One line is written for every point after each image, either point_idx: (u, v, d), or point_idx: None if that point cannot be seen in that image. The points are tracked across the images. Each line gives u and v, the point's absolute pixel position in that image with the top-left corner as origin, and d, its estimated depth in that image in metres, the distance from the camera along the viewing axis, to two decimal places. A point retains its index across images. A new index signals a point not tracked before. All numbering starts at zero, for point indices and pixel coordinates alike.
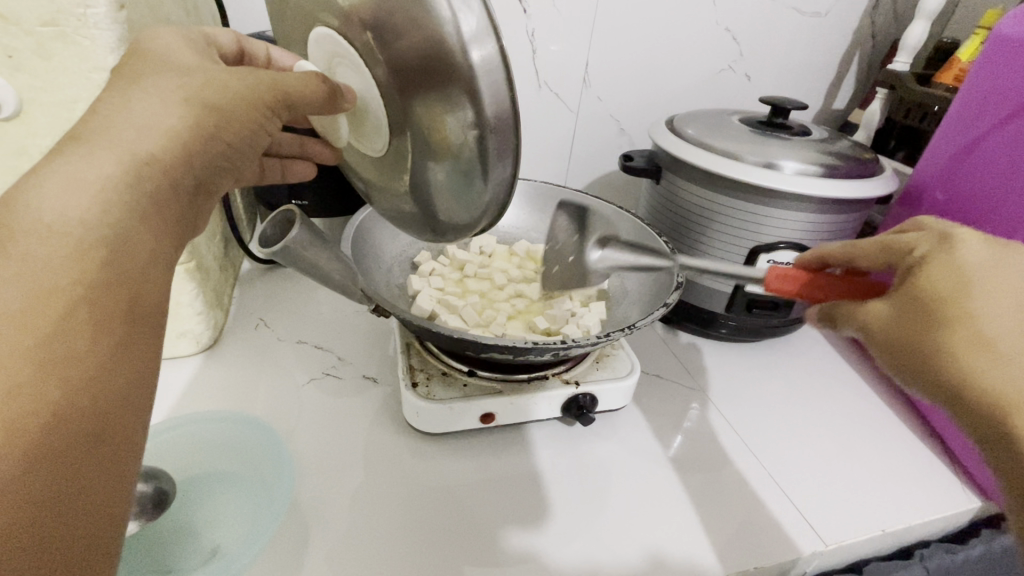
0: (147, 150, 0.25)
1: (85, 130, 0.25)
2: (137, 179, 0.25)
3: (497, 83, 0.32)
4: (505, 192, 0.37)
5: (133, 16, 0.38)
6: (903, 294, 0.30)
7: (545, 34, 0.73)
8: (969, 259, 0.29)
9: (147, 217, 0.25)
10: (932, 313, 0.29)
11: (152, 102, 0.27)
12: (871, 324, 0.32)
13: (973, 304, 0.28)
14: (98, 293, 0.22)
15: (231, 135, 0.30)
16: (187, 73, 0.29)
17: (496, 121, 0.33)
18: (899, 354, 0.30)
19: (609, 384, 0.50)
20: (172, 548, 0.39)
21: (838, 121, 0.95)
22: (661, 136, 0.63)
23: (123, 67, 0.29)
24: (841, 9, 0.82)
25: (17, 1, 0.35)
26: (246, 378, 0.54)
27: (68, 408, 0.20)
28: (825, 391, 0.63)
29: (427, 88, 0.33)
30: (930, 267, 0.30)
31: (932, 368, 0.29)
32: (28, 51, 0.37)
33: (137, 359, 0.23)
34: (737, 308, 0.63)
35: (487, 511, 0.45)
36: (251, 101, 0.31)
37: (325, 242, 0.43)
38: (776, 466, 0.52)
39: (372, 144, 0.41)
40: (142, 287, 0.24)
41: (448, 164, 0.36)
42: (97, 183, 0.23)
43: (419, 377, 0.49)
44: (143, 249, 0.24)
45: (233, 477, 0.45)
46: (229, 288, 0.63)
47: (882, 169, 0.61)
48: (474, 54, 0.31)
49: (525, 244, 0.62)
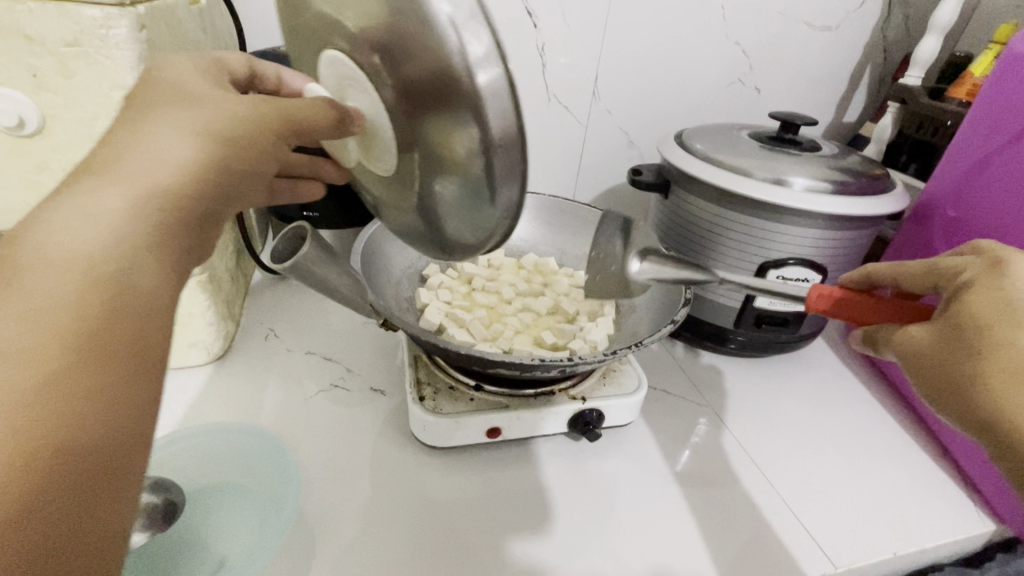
0: (157, 181, 0.25)
1: (97, 163, 0.25)
2: (145, 211, 0.24)
3: (505, 108, 0.32)
4: (514, 212, 0.36)
5: (153, 35, 0.39)
6: (946, 320, 0.31)
7: (554, 47, 0.74)
8: (1016, 287, 0.29)
9: (155, 252, 0.24)
10: (967, 340, 0.29)
11: (166, 134, 0.27)
12: (910, 348, 0.33)
13: (1007, 333, 0.28)
14: (99, 328, 0.21)
15: (246, 164, 0.30)
16: (197, 106, 0.30)
17: (505, 147, 0.33)
18: (934, 377, 0.31)
19: (616, 400, 0.50)
20: (178, 561, 0.39)
21: (848, 134, 0.94)
22: (669, 151, 0.63)
23: (134, 101, 0.29)
24: (851, 23, 0.82)
25: (43, 23, 0.36)
26: (255, 389, 0.55)
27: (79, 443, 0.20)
28: (835, 409, 0.63)
29: (437, 109, 0.33)
30: (975, 293, 0.30)
31: (960, 394, 0.29)
32: (53, 70, 0.37)
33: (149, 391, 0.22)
34: (746, 323, 0.62)
35: (491, 525, 0.45)
36: (258, 129, 0.31)
37: (336, 257, 0.43)
38: (784, 485, 0.52)
39: (381, 166, 0.41)
40: (150, 323, 0.23)
41: (455, 177, 0.35)
42: (106, 219, 0.23)
43: (426, 391, 0.49)
44: (149, 282, 0.24)
45: (239, 489, 0.45)
46: (240, 299, 0.63)
47: (893, 185, 0.61)
48: (480, 77, 0.31)
49: (533, 257, 0.63)
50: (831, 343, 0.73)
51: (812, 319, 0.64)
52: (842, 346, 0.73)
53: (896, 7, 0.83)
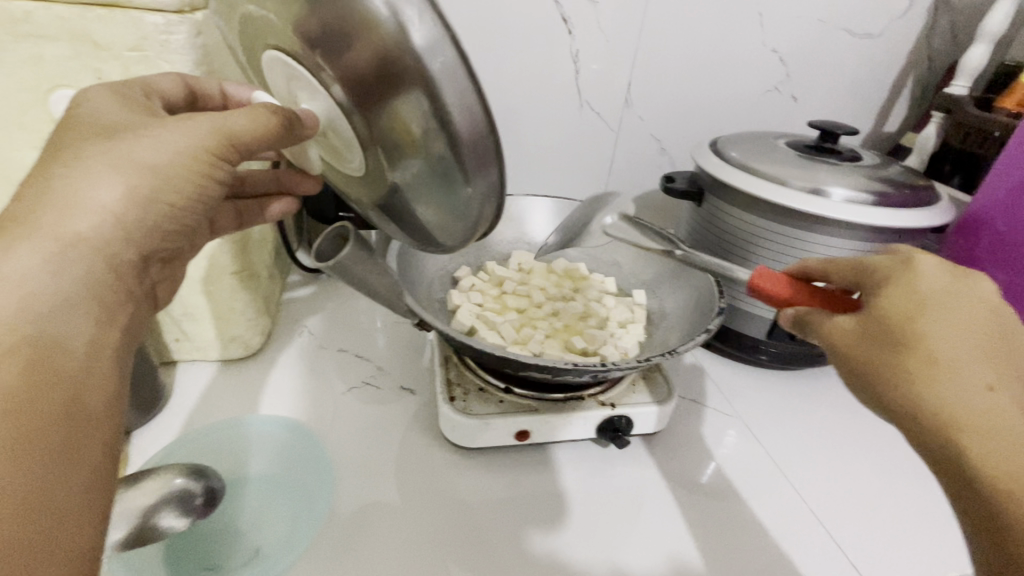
0: (76, 231, 0.28)
1: (16, 217, 0.28)
2: (65, 263, 0.28)
3: (460, 84, 0.30)
4: (494, 196, 0.34)
5: (208, 41, 0.41)
6: (866, 312, 0.32)
7: (587, 54, 0.74)
8: (924, 285, 0.30)
9: (82, 304, 0.28)
10: (889, 332, 0.30)
11: (85, 180, 0.29)
12: (836, 335, 0.33)
13: (923, 326, 0.29)
14: (21, 395, 0.24)
15: (172, 195, 0.32)
16: (116, 140, 0.31)
17: (469, 126, 0.31)
18: (858, 367, 0.32)
19: (645, 408, 0.50)
20: (216, 547, 0.41)
21: (889, 144, 0.92)
22: (703, 158, 0.63)
23: (52, 146, 0.31)
24: (894, 31, 0.80)
25: (109, 28, 0.37)
26: (290, 384, 0.56)
27: (24, 494, 0.23)
28: (870, 426, 0.61)
29: (388, 95, 0.31)
30: (893, 288, 0.31)
31: (884, 384, 0.30)
32: (115, 73, 0.39)
33: (90, 437, 0.26)
34: (779, 335, 0.62)
35: (511, 522, 0.46)
36: (187, 156, 0.32)
37: (374, 258, 0.44)
38: (816, 503, 0.51)
39: (352, 163, 0.40)
40: (79, 380, 0.27)
41: (419, 159, 0.33)
42: (24, 281, 0.26)
43: (456, 392, 0.50)
44: (76, 337, 0.27)
45: (265, 479, 0.46)
46: (277, 296, 0.65)
47: (938, 197, 0.59)
48: (427, 56, 0.29)
49: (563, 262, 0.63)
50: None
51: None
52: None
53: (942, 15, 0.80)
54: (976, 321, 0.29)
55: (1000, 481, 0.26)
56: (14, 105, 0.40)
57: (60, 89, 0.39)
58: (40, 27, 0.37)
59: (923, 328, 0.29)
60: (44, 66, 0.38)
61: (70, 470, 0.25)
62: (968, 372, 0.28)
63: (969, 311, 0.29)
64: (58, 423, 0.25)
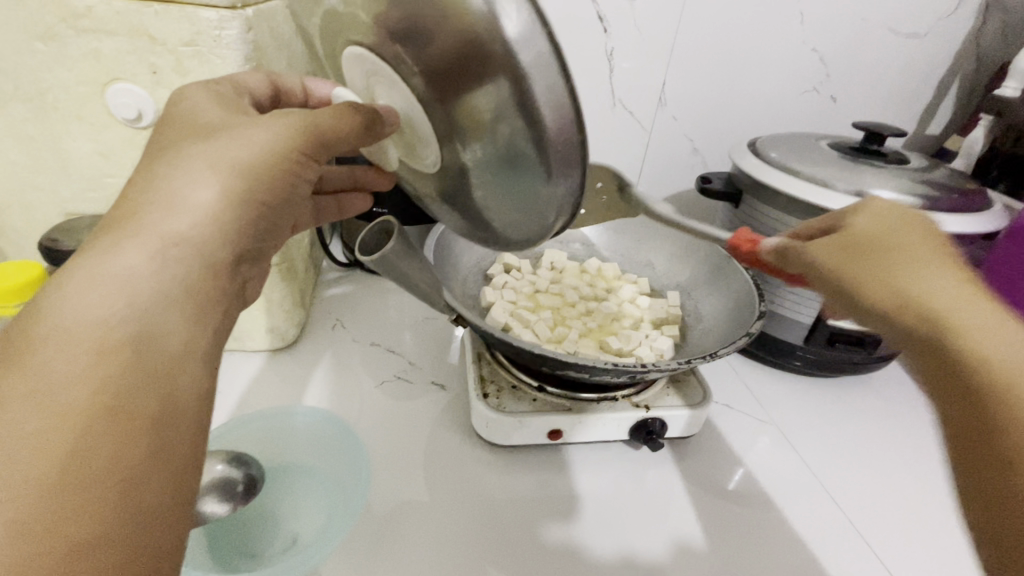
0: (177, 231, 0.28)
1: (120, 213, 0.28)
2: (166, 262, 0.27)
3: (551, 79, 0.28)
4: (572, 201, 0.32)
5: (258, 36, 0.41)
6: (836, 239, 0.34)
7: (621, 52, 0.73)
8: (875, 210, 0.34)
9: (182, 304, 0.27)
10: (863, 248, 0.32)
11: (186, 180, 0.29)
12: (818, 259, 0.35)
13: (887, 239, 0.32)
14: (115, 396, 0.24)
15: (264, 196, 0.32)
16: (211, 140, 0.31)
17: (558, 126, 0.29)
18: (842, 284, 0.33)
19: (681, 412, 0.49)
20: (258, 531, 0.42)
21: (931, 147, 0.89)
22: (741, 159, 0.62)
23: (155, 144, 0.31)
24: (942, 30, 0.78)
25: (166, 23, 0.38)
26: (323, 375, 0.57)
27: (114, 497, 0.23)
28: (908, 437, 0.59)
29: (469, 87, 0.30)
30: (859, 218, 0.34)
31: (875, 294, 0.30)
32: (169, 67, 0.40)
33: (179, 442, 0.25)
34: (817, 341, 0.60)
35: (534, 516, 0.46)
36: (276, 154, 0.32)
37: (415, 252, 0.45)
38: (856, 515, 0.49)
39: (427, 159, 0.39)
40: (172, 382, 0.26)
41: (493, 147, 0.32)
42: (129, 279, 0.26)
43: (490, 388, 0.50)
44: (173, 336, 0.26)
45: (308, 468, 0.47)
46: (311, 290, 0.66)
47: (991, 203, 0.57)
48: (521, 51, 0.27)
49: (596, 261, 0.63)
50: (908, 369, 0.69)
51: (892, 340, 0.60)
52: None
53: (993, 13, 0.77)
54: (931, 236, 0.31)
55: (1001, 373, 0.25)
56: (75, 97, 0.41)
57: (118, 83, 0.40)
58: (101, 22, 0.38)
59: (892, 241, 0.31)
60: (102, 60, 0.40)
61: (157, 472, 0.24)
62: (930, 273, 0.29)
63: (917, 224, 0.32)
64: (153, 422, 0.24)
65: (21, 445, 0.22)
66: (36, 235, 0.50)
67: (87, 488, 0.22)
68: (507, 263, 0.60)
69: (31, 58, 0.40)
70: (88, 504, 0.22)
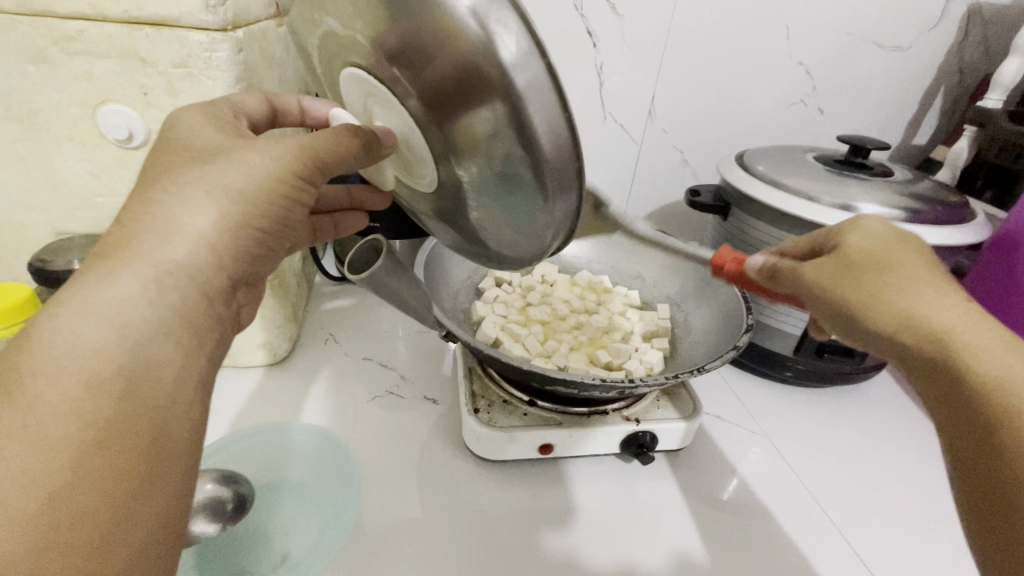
0: (172, 259, 0.28)
1: (112, 239, 0.28)
2: (161, 291, 0.27)
3: (549, 107, 0.28)
4: (569, 223, 0.33)
5: (247, 56, 0.42)
6: (830, 259, 0.33)
7: (611, 66, 0.74)
8: (868, 224, 0.34)
9: (175, 333, 0.27)
10: (862, 266, 0.31)
11: (180, 207, 0.29)
12: (811, 276, 0.33)
13: (889, 255, 0.31)
14: (110, 428, 0.24)
15: (259, 221, 0.32)
16: (208, 164, 0.31)
17: (556, 152, 0.30)
18: (842, 300, 0.31)
19: (670, 424, 0.50)
20: (246, 549, 0.41)
21: (917, 157, 0.90)
22: (730, 172, 0.63)
23: (151, 166, 0.31)
24: (925, 43, 0.79)
25: (156, 45, 0.39)
26: (313, 390, 0.57)
27: (104, 528, 0.23)
28: (898, 444, 0.60)
29: (466, 110, 0.30)
30: (850, 234, 0.33)
31: (877, 309, 0.29)
32: (160, 89, 0.40)
33: (173, 470, 0.26)
34: (807, 352, 0.60)
35: (529, 536, 0.45)
36: (274, 181, 0.32)
37: (405, 270, 0.45)
38: (846, 526, 0.50)
39: (423, 178, 0.40)
40: (167, 411, 0.26)
41: (489, 168, 0.33)
42: (122, 309, 0.26)
43: (481, 403, 0.50)
44: (168, 365, 0.27)
45: (301, 485, 0.47)
46: (303, 304, 0.66)
47: (973, 214, 0.58)
48: (518, 78, 0.28)
49: (587, 275, 0.63)
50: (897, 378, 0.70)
51: None
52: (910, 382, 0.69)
53: (974, 26, 0.79)
54: (926, 255, 0.31)
55: (999, 388, 0.24)
56: (67, 119, 0.42)
57: (110, 104, 0.41)
58: (93, 45, 0.39)
59: (892, 259, 0.31)
60: (93, 82, 0.40)
61: (147, 500, 0.25)
62: (927, 290, 0.29)
63: (902, 243, 0.32)
64: (144, 453, 0.25)
65: (13, 480, 0.22)
66: (26, 254, 0.50)
67: (83, 517, 0.23)
68: (499, 279, 0.61)
69: (23, 81, 0.40)
70: (82, 534, 0.23)
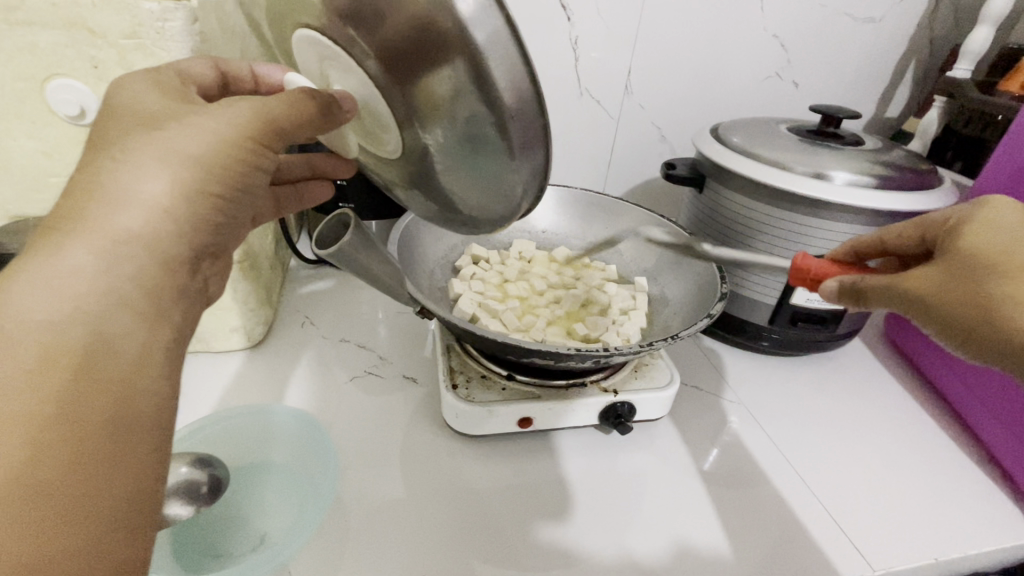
0: (126, 228, 0.27)
1: (64, 211, 0.27)
2: (116, 261, 0.26)
3: (509, 60, 0.28)
4: (538, 181, 0.33)
5: (203, 27, 0.40)
6: (943, 262, 0.32)
7: (587, 41, 0.73)
8: (998, 217, 0.32)
9: (133, 304, 0.26)
10: (975, 270, 0.31)
11: (132, 175, 0.28)
12: (913, 285, 0.33)
13: (1009, 258, 0.30)
14: (66, 402, 0.23)
15: (221, 189, 0.31)
16: (157, 131, 0.30)
17: (518, 107, 0.29)
18: (957, 312, 0.31)
19: (647, 394, 0.50)
20: (224, 535, 0.41)
21: (890, 130, 0.91)
22: (704, 144, 0.63)
23: (97, 136, 0.30)
24: (897, 14, 0.79)
25: (104, 15, 0.37)
26: (291, 371, 0.57)
27: (70, 498, 0.23)
28: (870, 408, 0.62)
29: (428, 71, 0.30)
30: (969, 230, 0.32)
31: (992, 323, 0.29)
32: (111, 61, 0.39)
33: (140, 444, 0.25)
34: (781, 321, 0.61)
35: (520, 514, 0.45)
36: (233, 145, 0.31)
37: (375, 244, 0.45)
38: (822, 489, 0.51)
39: (388, 145, 0.39)
40: (130, 384, 0.25)
41: (455, 131, 0.32)
42: (75, 280, 0.25)
43: (459, 379, 0.50)
44: (127, 340, 0.26)
45: (285, 471, 0.46)
46: (278, 288, 0.65)
47: (940, 180, 0.59)
48: (478, 34, 0.27)
49: (564, 250, 0.63)
50: (871, 346, 0.72)
51: (852, 318, 0.62)
52: (883, 350, 0.71)
53: None
54: None
55: None
56: (12, 95, 0.40)
57: (58, 78, 0.39)
58: (35, 15, 0.37)
59: (1015, 261, 0.29)
60: (39, 55, 0.38)
61: (113, 469, 0.24)
62: None
63: None
64: (107, 426, 0.24)
65: None
66: None
67: (41, 496, 0.22)
68: (475, 256, 0.61)
69: None
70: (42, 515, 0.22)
